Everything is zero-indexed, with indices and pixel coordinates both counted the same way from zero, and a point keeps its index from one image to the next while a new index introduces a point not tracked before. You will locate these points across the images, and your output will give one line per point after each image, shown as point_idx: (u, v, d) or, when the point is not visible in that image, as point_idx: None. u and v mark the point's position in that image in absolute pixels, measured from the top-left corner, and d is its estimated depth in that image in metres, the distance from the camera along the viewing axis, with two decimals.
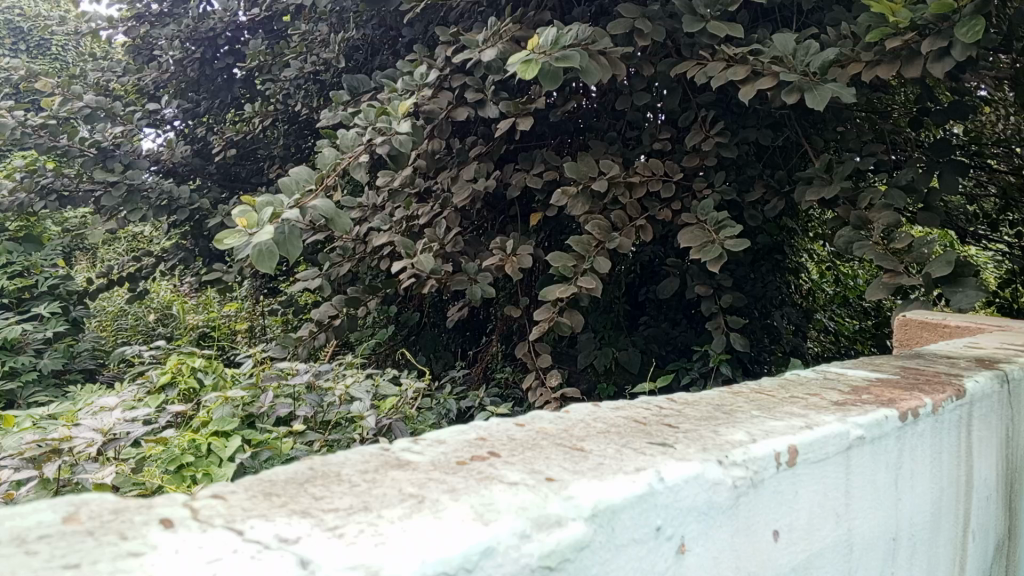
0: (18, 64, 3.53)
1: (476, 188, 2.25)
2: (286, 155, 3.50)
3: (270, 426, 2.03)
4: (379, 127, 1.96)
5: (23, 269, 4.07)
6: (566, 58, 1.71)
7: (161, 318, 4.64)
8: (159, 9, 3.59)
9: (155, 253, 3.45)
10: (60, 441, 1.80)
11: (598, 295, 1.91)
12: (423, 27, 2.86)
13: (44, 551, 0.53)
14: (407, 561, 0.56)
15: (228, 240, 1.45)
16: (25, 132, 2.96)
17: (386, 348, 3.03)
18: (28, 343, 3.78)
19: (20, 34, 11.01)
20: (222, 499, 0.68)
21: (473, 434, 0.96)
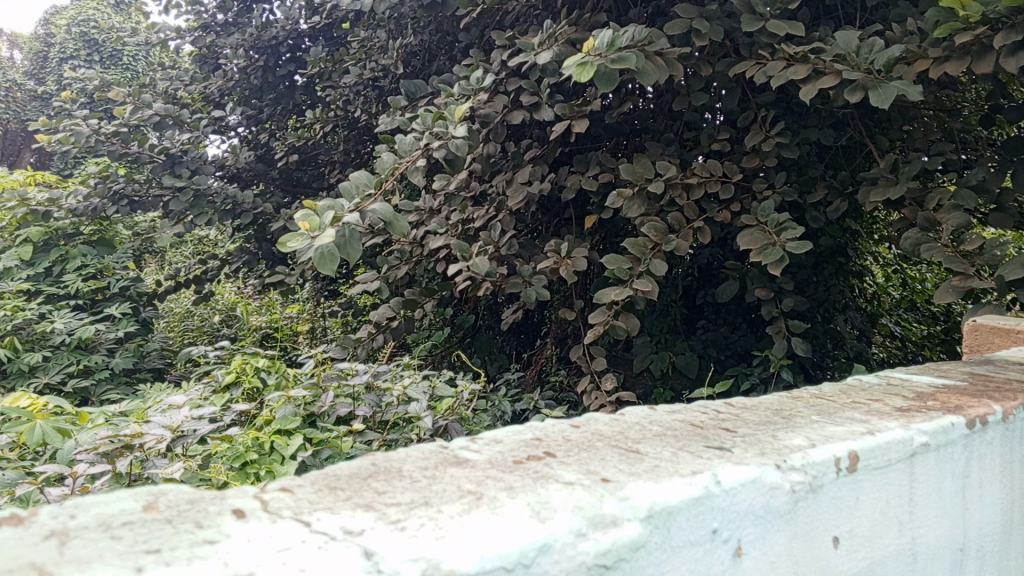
0: (92, 75, 3.69)
1: (532, 191, 2.26)
2: (347, 160, 3.57)
3: (330, 426, 2.08)
4: (436, 132, 1.99)
5: (97, 271, 4.26)
6: (623, 59, 1.71)
7: (226, 320, 4.78)
8: (225, 19, 3.71)
9: (220, 256, 3.57)
10: (132, 437, 1.88)
11: (654, 298, 1.90)
12: (479, 31, 2.88)
13: (127, 536, 0.57)
14: (466, 554, 0.57)
15: (291, 244, 1.50)
16: (97, 139, 3.13)
17: (442, 349, 3.07)
18: (101, 343, 3.94)
19: (95, 45, 11.48)
20: (289, 491, 0.71)
21: (529, 434, 0.97)
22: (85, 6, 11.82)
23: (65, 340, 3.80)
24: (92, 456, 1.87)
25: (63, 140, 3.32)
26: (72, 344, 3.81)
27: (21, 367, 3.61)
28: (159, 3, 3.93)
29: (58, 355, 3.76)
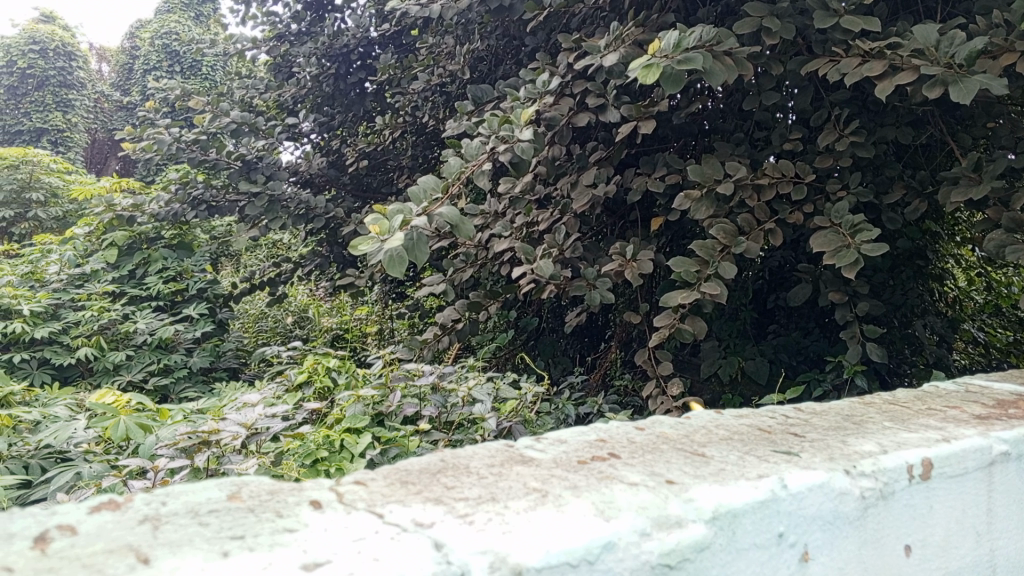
0: (174, 85, 3.85)
1: (597, 194, 2.25)
2: (415, 165, 3.61)
3: (398, 425, 2.12)
4: (502, 135, 2.01)
5: (177, 273, 4.46)
6: (689, 60, 1.69)
7: (298, 321, 4.91)
8: (298, 28, 3.81)
9: (293, 259, 3.67)
10: (209, 433, 1.97)
11: (723, 302, 1.88)
12: (545, 35, 2.90)
13: (214, 523, 0.60)
14: (533, 549, 0.59)
15: (362, 246, 1.55)
16: (179, 147, 3.28)
17: (507, 350, 3.09)
18: (180, 342, 4.11)
19: (175, 57, 11.95)
20: (363, 485, 0.74)
21: (594, 435, 0.98)
22: (167, 19, 12.29)
23: (147, 340, 3.98)
24: (172, 451, 1.96)
25: (147, 147, 3.48)
26: (154, 343, 3.99)
27: (107, 365, 3.80)
28: (236, 15, 4.07)
29: (140, 354, 3.94)
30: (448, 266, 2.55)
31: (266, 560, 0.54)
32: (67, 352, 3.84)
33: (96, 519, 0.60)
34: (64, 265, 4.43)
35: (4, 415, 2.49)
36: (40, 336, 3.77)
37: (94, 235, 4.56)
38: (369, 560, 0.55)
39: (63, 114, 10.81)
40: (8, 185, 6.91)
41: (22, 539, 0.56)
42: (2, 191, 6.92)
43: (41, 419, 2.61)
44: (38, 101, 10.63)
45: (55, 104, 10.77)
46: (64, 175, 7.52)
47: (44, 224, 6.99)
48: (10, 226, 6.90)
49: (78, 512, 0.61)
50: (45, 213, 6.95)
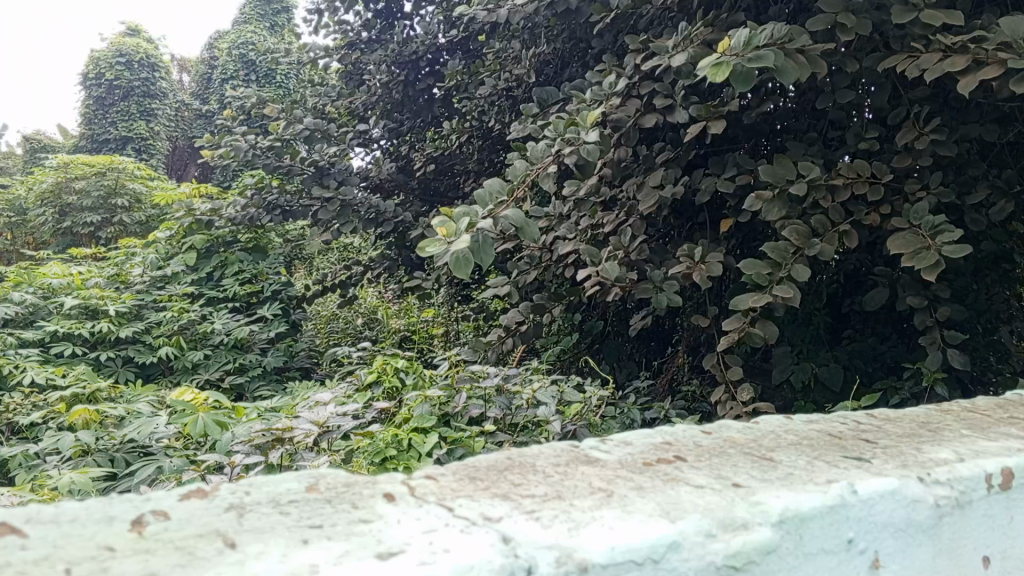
0: (250, 93, 3.98)
1: (664, 195, 2.23)
2: (481, 169, 3.64)
3: (464, 426, 2.15)
4: (567, 138, 2.02)
5: (253, 276, 4.63)
6: (760, 58, 1.67)
7: (368, 322, 5.00)
8: (368, 36, 3.89)
9: (362, 262, 3.75)
10: (283, 431, 2.06)
11: (795, 305, 1.84)
12: (612, 37, 2.90)
13: (294, 512, 0.64)
14: (599, 546, 0.60)
15: (429, 248, 1.58)
16: (255, 153, 3.45)
17: (572, 353, 3.09)
18: (256, 342, 4.25)
19: (251, 66, 12.33)
20: (434, 479, 0.76)
21: (660, 437, 0.98)
22: (244, 29, 12.69)
23: (224, 340, 4.14)
24: (248, 447, 2.05)
25: (226, 154, 3.63)
26: (230, 343, 4.14)
27: (186, 364, 3.97)
28: (309, 24, 4.18)
29: (218, 353, 4.09)
30: (513, 268, 2.57)
31: (343, 548, 0.57)
32: (150, 351, 4.02)
33: (186, 505, 0.64)
34: (148, 268, 4.64)
35: (92, 410, 2.63)
36: (125, 335, 3.96)
37: (175, 238, 4.77)
38: (440, 551, 0.57)
39: (146, 123, 11.32)
40: (97, 191, 7.25)
41: (121, 521, 0.60)
42: (91, 197, 7.25)
43: (125, 415, 2.74)
44: (124, 111, 11.14)
45: (139, 113, 11.29)
46: (147, 182, 7.86)
47: (129, 229, 7.33)
48: (99, 231, 7.26)
49: (170, 499, 0.66)
50: (129, 217, 7.27)
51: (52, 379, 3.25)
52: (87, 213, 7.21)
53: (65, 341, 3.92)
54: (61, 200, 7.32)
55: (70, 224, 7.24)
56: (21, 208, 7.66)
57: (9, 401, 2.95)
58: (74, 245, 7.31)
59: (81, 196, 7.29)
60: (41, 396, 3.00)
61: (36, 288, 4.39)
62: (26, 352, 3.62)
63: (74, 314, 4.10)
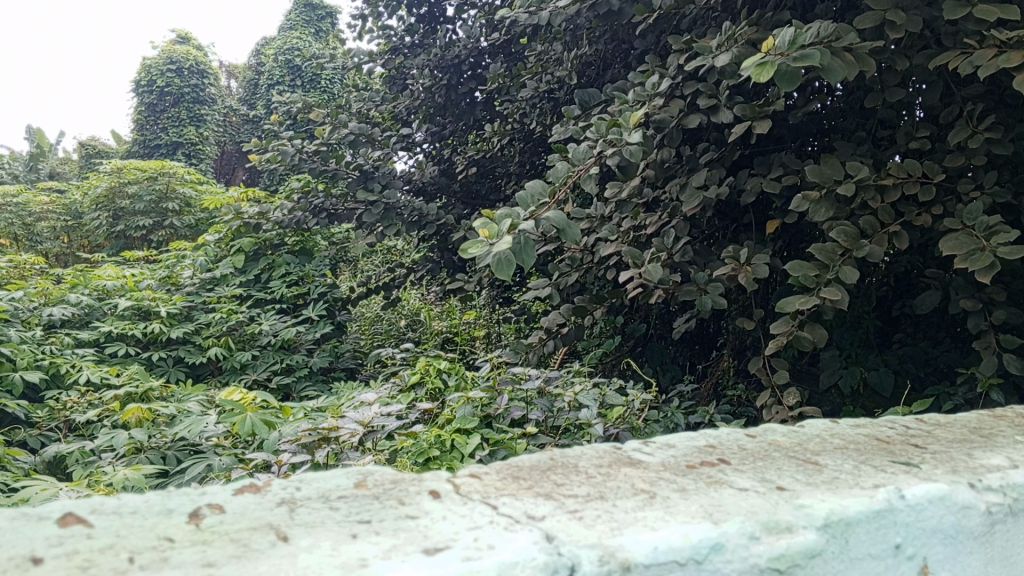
0: (296, 98, 4.06)
1: (708, 195, 2.21)
2: (522, 171, 3.65)
3: (506, 427, 2.16)
4: (610, 139, 2.02)
5: (300, 278, 4.71)
6: (806, 57, 1.65)
7: (411, 324, 5.04)
8: (412, 41, 3.92)
9: (405, 265, 3.79)
10: (329, 430, 2.10)
11: (843, 307, 1.82)
12: (655, 37, 2.88)
13: (343, 508, 0.66)
14: (641, 547, 0.61)
15: (471, 250, 1.60)
16: (302, 158, 3.52)
17: (614, 356, 3.08)
18: (302, 343, 4.32)
19: (298, 71, 12.54)
20: (478, 477, 0.78)
21: (703, 440, 0.98)
22: (289, 35, 12.91)
23: (272, 341, 4.23)
24: (296, 446, 2.10)
25: (273, 159, 3.71)
26: (277, 344, 4.22)
27: (235, 365, 4.06)
28: (353, 29, 4.24)
29: (265, 354, 4.18)
30: (554, 270, 2.58)
31: (391, 543, 0.58)
32: (200, 352, 4.12)
33: (241, 499, 0.67)
34: (197, 270, 4.77)
35: (145, 409, 2.71)
36: (176, 336, 4.07)
37: (223, 241, 4.88)
38: (484, 546, 0.59)
39: (196, 128, 11.60)
40: (148, 195, 7.43)
41: (179, 514, 0.63)
42: (143, 201, 7.44)
43: (176, 414, 2.81)
44: (174, 117, 11.43)
45: (189, 119, 11.56)
46: (196, 186, 8.06)
47: (179, 232, 7.53)
48: (150, 234, 7.46)
49: (225, 493, 0.68)
50: (180, 221, 7.47)
51: (107, 378, 3.36)
52: (140, 216, 7.40)
53: (119, 341, 4.04)
54: (115, 204, 7.52)
55: (123, 227, 7.44)
56: (77, 212, 7.90)
57: (67, 399, 3.05)
58: (127, 248, 7.51)
59: (133, 200, 7.48)
60: (96, 395, 3.09)
61: (92, 289, 4.53)
62: (82, 351, 3.74)
63: (127, 315, 4.23)
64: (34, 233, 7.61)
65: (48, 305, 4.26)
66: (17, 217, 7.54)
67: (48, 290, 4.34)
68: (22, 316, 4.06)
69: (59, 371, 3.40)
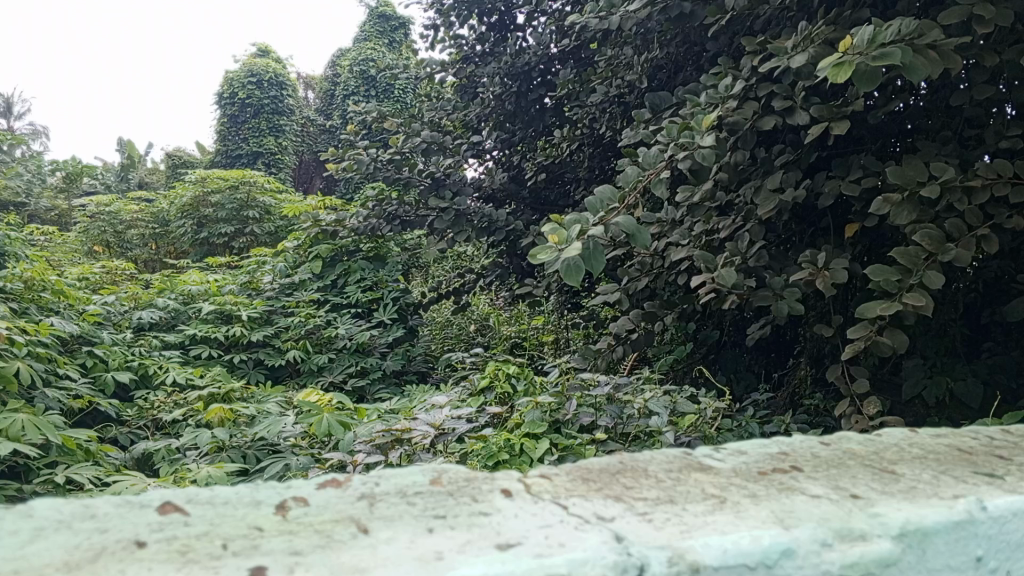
0: (371, 108, 4.16)
1: (784, 199, 2.16)
2: (591, 176, 3.65)
3: (575, 433, 2.17)
4: (681, 143, 2.01)
5: (373, 283, 4.83)
6: (886, 55, 1.60)
7: (480, 328, 5.09)
8: (482, 50, 3.99)
9: (475, 270, 3.84)
10: (402, 432, 2.18)
11: (927, 313, 1.76)
12: (728, 39, 2.85)
13: (420, 503, 0.69)
14: (711, 550, 0.62)
15: (541, 256, 1.62)
16: (376, 166, 3.63)
17: (685, 363, 3.04)
18: (376, 346, 4.42)
19: (372, 82, 12.85)
20: (548, 478, 0.80)
21: (776, 447, 0.97)
22: (364, 46, 13.23)
23: (347, 344, 4.34)
24: (370, 446, 2.19)
25: (349, 167, 3.81)
26: (352, 347, 4.34)
27: (312, 367, 4.19)
28: (426, 40, 4.32)
29: (341, 356, 4.30)
30: (624, 275, 2.57)
31: (464, 539, 0.61)
32: (278, 354, 4.25)
33: (324, 493, 0.71)
34: (277, 276, 4.94)
35: (227, 409, 2.83)
36: (256, 339, 4.22)
37: (302, 248, 5.05)
38: (555, 545, 0.61)
39: (275, 139, 11.99)
40: (231, 204, 7.73)
41: (267, 505, 0.66)
42: (226, 210, 7.75)
43: (257, 414, 2.92)
44: (255, 128, 11.86)
45: (269, 129, 11.97)
46: (275, 195, 8.34)
47: (260, 239, 7.81)
48: (232, 241, 7.76)
49: (309, 487, 0.72)
50: (260, 228, 7.76)
51: (191, 379, 3.51)
52: (223, 224, 7.71)
53: (203, 344, 4.21)
54: (199, 213, 7.86)
55: (207, 234, 7.76)
56: (164, 220, 8.28)
57: (155, 399, 3.20)
58: (210, 254, 7.82)
59: (216, 208, 7.80)
60: (181, 395, 3.24)
61: (178, 294, 4.74)
62: (169, 353, 3.91)
63: (211, 318, 4.41)
64: (124, 240, 8.00)
65: (138, 309, 4.49)
66: (110, 225, 7.94)
67: (138, 294, 4.57)
68: (114, 319, 4.28)
69: (147, 372, 3.57)
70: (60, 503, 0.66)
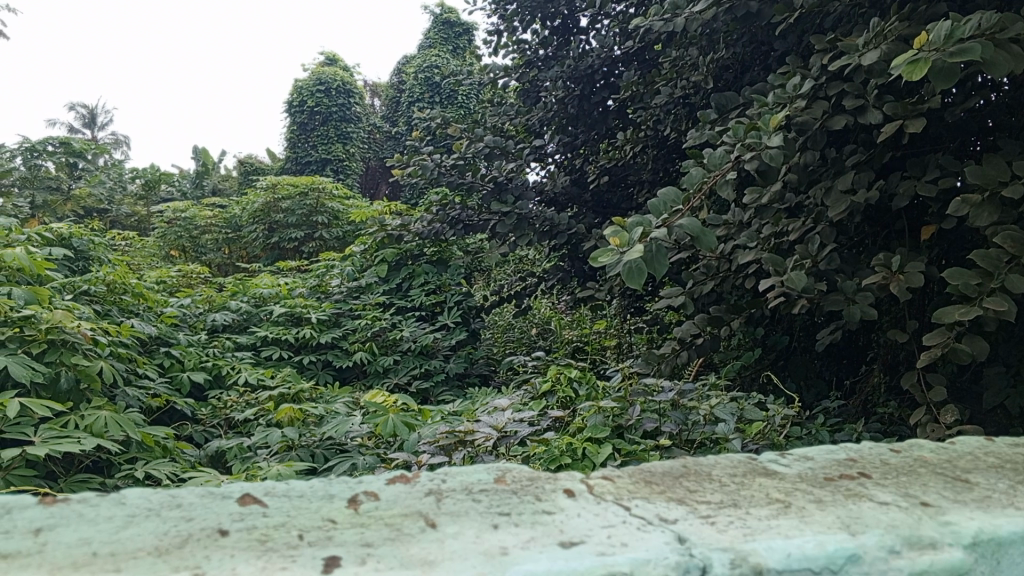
0: (435, 114, 4.23)
1: (856, 200, 2.11)
2: (655, 179, 3.61)
3: (638, 439, 2.15)
4: (748, 143, 1.99)
5: (437, 286, 4.90)
6: (965, 51, 1.56)
7: (542, 332, 5.11)
8: (546, 54, 4.01)
9: (537, 274, 3.85)
10: (465, 434, 2.20)
11: (1009, 318, 1.69)
12: (797, 37, 2.80)
13: (485, 500, 0.71)
14: (775, 553, 0.62)
15: (602, 258, 1.62)
16: (440, 171, 3.69)
17: (753, 369, 2.99)
18: (439, 349, 4.48)
19: (436, 88, 13.03)
20: (611, 480, 0.81)
21: (844, 454, 0.95)
22: (429, 53, 13.42)
23: (411, 346, 4.41)
24: (434, 448, 2.23)
25: (414, 173, 3.88)
26: (416, 350, 4.40)
27: (378, 368, 4.27)
28: (489, 45, 4.36)
29: (406, 359, 4.37)
30: (689, 278, 2.55)
31: (529, 536, 0.63)
32: (345, 356, 4.35)
33: (393, 488, 0.73)
34: (344, 280, 5.06)
35: (296, 409, 2.92)
36: (325, 341, 4.32)
37: (368, 252, 5.16)
38: (617, 544, 0.62)
39: (343, 145, 12.25)
40: (300, 209, 7.96)
41: (340, 499, 0.69)
42: (296, 215, 7.98)
43: (324, 414, 2.99)
44: (323, 135, 12.16)
45: (337, 136, 12.25)
46: (343, 200, 8.54)
47: (328, 243, 8.00)
48: (302, 245, 7.96)
49: (379, 482, 0.74)
50: (329, 233, 7.96)
51: (262, 379, 3.62)
52: (293, 229, 7.94)
53: (273, 345, 4.35)
54: (270, 218, 8.10)
55: (277, 239, 8.00)
56: (236, 225, 8.55)
57: (227, 399, 3.31)
58: (281, 258, 8.04)
59: (287, 214, 8.03)
60: (253, 395, 3.34)
61: (250, 297, 4.91)
62: (241, 354, 4.05)
63: (281, 321, 4.55)
64: (199, 245, 8.29)
65: (212, 311, 4.66)
66: (186, 230, 8.24)
67: (212, 297, 4.75)
68: (190, 321, 4.46)
69: (220, 372, 3.69)
70: (149, 493, 0.70)
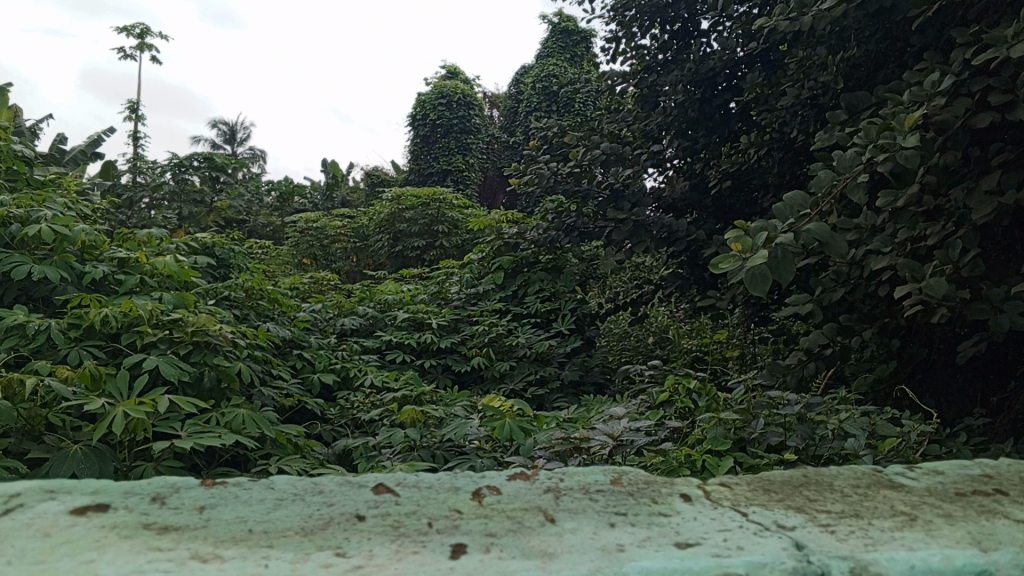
0: (552, 124, 4.29)
1: (1003, 201, 1.97)
2: (780, 182, 3.50)
3: (761, 452, 2.11)
4: (880, 144, 1.91)
5: (552, 293, 4.94)
6: None
7: (658, 340, 5.05)
8: (665, 58, 3.98)
9: (654, 281, 3.82)
10: (581, 440, 2.24)
11: None
12: (936, 30, 2.66)
13: (602, 499, 0.74)
14: (898, 564, 0.61)
15: (724, 265, 1.61)
16: (557, 179, 3.74)
17: (886, 383, 2.84)
18: (554, 356, 4.51)
19: (554, 97, 13.13)
20: (728, 487, 0.81)
21: (979, 470, 0.91)
22: (547, 62, 13.56)
23: (527, 352, 4.45)
24: (551, 453, 2.27)
25: (531, 181, 3.95)
26: (532, 356, 4.44)
27: (495, 373, 4.36)
28: (607, 52, 4.37)
29: (522, 364, 4.42)
30: (816, 285, 2.46)
31: (644, 536, 0.65)
32: (464, 361, 4.47)
33: (514, 484, 0.77)
34: (464, 286, 5.21)
35: (418, 410, 3.00)
36: (445, 346, 4.45)
37: (486, 259, 5.28)
38: (733, 546, 0.63)
39: (463, 156, 12.53)
40: (422, 219, 8.26)
41: (466, 492, 0.74)
42: (417, 225, 8.27)
43: (444, 417, 3.07)
44: (444, 147, 12.53)
45: (457, 147, 12.55)
46: (462, 210, 8.75)
47: (449, 252, 8.22)
48: (424, 254, 8.21)
49: (502, 478, 0.78)
50: (449, 242, 8.19)
51: (387, 381, 3.77)
52: (415, 238, 8.22)
53: (397, 349, 4.53)
54: (394, 227, 8.43)
55: (401, 247, 8.30)
56: (363, 235, 8.94)
57: (355, 399, 3.48)
58: (405, 266, 8.31)
59: (410, 224, 8.34)
60: (377, 397, 3.50)
61: (376, 303, 5.14)
62: (367, 357, 4.24)
63: (404, 326, 4.73)
64: (329, 253, 8.74)
65: (341, 315, 4.90)
66: (318, 239, 8.68)
67: (341, 303, 5.00)
68: (321, 325, 4.71)
69: (349, 374, 3.88)
70: (296, 480, 0.77)
